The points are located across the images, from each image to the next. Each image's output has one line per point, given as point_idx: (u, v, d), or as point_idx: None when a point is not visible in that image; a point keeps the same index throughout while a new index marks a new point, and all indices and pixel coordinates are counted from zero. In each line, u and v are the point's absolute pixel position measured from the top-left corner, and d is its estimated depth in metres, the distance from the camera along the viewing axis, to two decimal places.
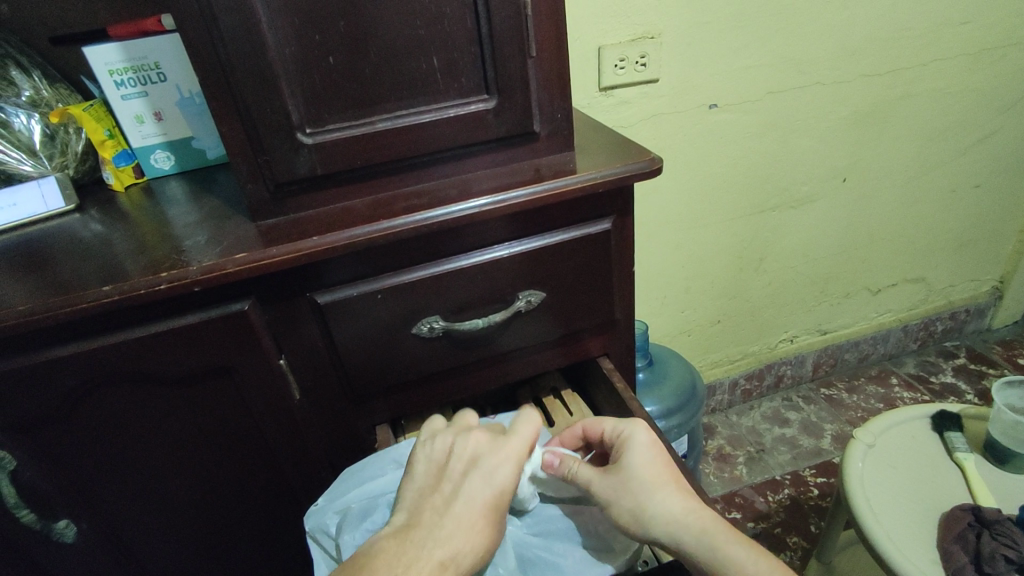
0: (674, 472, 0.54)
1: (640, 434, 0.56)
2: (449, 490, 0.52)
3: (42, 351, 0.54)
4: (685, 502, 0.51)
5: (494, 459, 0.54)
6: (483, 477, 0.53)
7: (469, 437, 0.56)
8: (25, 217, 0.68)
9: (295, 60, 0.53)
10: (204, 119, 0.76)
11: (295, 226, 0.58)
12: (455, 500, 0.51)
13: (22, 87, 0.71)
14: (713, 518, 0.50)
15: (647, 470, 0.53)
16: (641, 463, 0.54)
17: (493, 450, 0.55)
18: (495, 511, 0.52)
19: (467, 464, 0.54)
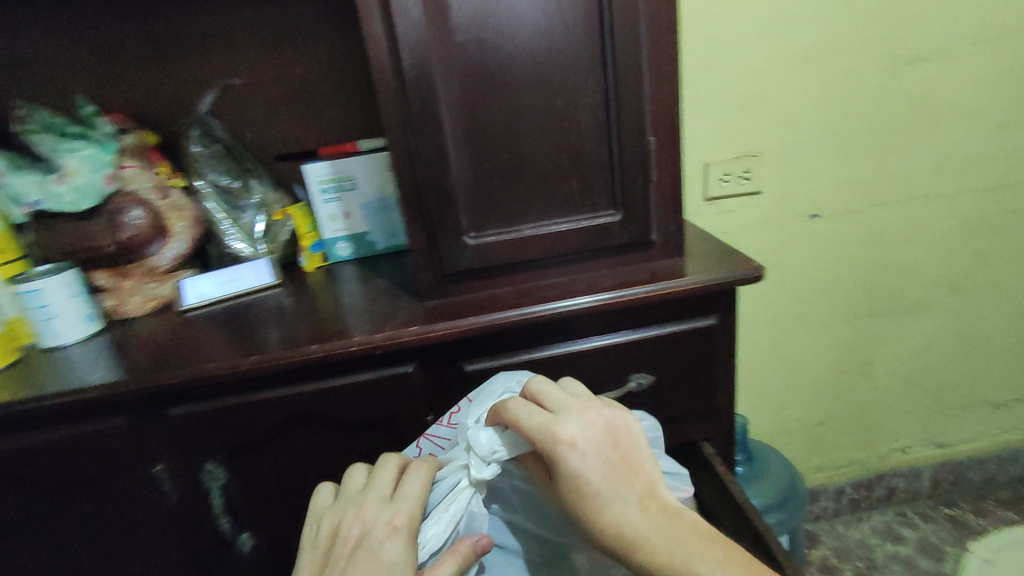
0: (629, 486, 0.47)
1: (571, 459, 0.47)
2: (338, 573, 0.47)
3: (260, 391, 0.70)
4: (646, 523, 0.45)
5: (380, 532, 0.49)
6: (373, 552, 0.47)
7: (358, 504, 0.51)
8: (242, 288, 0.88)
9: (469, 182, 0.69)
10: (381, 219, 0.95)
11: (453, 307, 0.72)
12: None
13: (255, 192, 0.94)
14: (673, 543, 0.44)
15: (595, 492, 0.47)
16: (572, 487, 0.47)
17: (379, 513, 0.50)
18: None
19: (357, 537, 0.49)
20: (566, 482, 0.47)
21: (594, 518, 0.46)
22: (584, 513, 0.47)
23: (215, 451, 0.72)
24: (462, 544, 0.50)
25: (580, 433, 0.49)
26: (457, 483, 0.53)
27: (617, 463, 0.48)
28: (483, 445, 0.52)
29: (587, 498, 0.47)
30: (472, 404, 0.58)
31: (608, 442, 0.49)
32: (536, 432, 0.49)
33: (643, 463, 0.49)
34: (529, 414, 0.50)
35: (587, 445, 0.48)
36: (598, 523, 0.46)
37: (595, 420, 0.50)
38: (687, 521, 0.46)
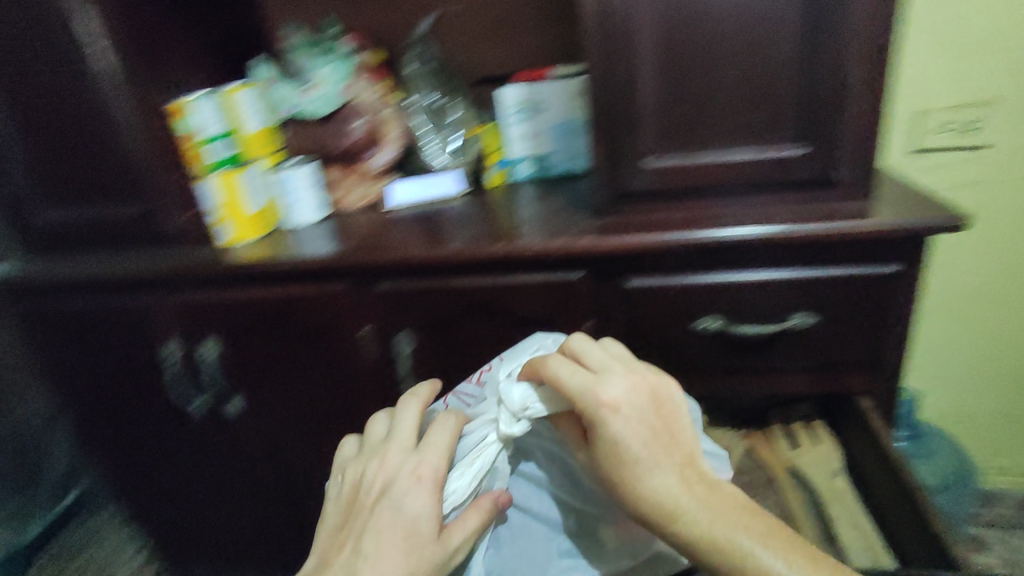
0: (669, 454, 0.50)
1: (614, 423, 0.49)
2: (364, 523, 0.53)
3: (450, 278, 0.81)
4: (684, 491, 0.48)
5: (403, 485, 0.53)
6: (396, 508, 0.52)
7: (381, 457, 0.56)
8: (439, 195, 1.01)
9: (657, 105, 0.72)
10: (562, 144, 1.00)
11: (624, 225, 0.77)
12: (365, 535, 0.52)
13: (455, 110, 1.05)
14: (712, 512, 0.47)
15: (633, 458, 0.49)
16: (613, 451, 0.49)
17: (402, 467, 0.54)
18: (410, 540, 0.51)
19: (382, 489, 0.54)
20: (606, 446, 0.50)
21: (632, 484, 0.49)
22: (620, 480, 0.49)
23: (409, 325, 0.85)
24: (485, 500, 0.54)
25: (621, 397, 0.50)
26: (485, 437, 0.56)
27: (656, 429, 0.50)
28: (512, 404, 0.54)
29: (626, 463, 0.49)
30: (507, 361, 0.61)
31: (651, 410, 0.51)
32: (577, 391, 0.51)
33: (681, 433, 0.51)
34: (567, 372, 0.52)
35: (626, 407, 0.50)
36: (636, 489, 0.48)
37: (638, 384, 0.52)
38: (723, 491, 0.48)
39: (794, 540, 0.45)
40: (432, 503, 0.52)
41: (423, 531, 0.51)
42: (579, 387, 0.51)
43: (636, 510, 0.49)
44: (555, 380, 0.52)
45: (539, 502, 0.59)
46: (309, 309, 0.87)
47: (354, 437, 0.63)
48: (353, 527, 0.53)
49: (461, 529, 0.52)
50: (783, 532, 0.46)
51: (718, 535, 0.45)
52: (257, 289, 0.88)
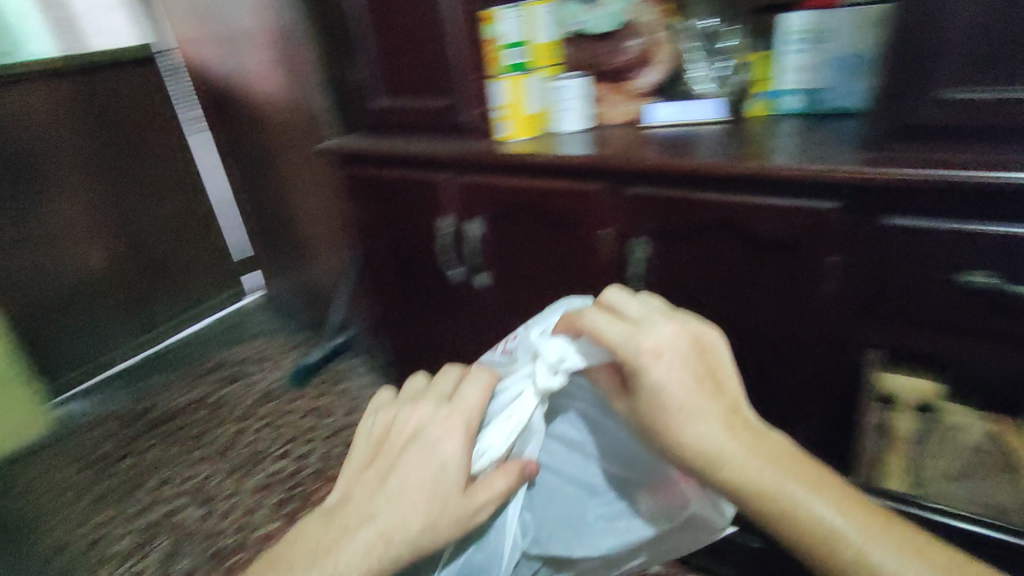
0: (723, 411, 0.45)
1: (656, 368, 0.46)
2: (385, 468, 0.49)
3: (696, 192, 0.86)
4: (734, 443, 0.43)
5: (437, 430, 0.50)
6: (427, 452, 0.48)
7: (415, 403, 0.53)
8: (698, 118, 1.03)
9: (972, 28, 0.65)
10: (844, 78, 0.94)
11: (898, 160, 0.73)
12: (390, 478, 0.48)
13: (729, 39, 1.08)
14: (769, 468, 0.41)
15: (677, 407, 0.45)
16: (655, 397, 0.46)
17: (433, 414, 0.51)
18: (435, 488, 0.47)
19: (397, 441, 0.51)
20: (647, 390, 0.46)
21: (675, 437, 0.45)
22: (663, 429, 0.46)
23: (649, 232, 0.93)
24: (516, 464, 0.52)
25: (664, 341, 0.47)
26: (520, 392, 0.54)
27: (700, 377, 0.46)
28: (547, 361, 0.52)
29: (668, 415, 0.46)
30: (534, 324, 0.60)
31: (694, 357, 0.47)
32: (617, 341, 0.47)
33: (727, 385, 0.47)
34: (603, 322, 0.49)
35: (665, 352, 0.47)
36: (680, 442, 0.45)
37: (682, 329, 0.48)
38: (775, 441, 0.44)
39: (858, 498, 0.40)
40: (466, 453, 0.49)
41: (451, 482, 0.48)
42: (615, 337, 0.47)
43: (686, 463, 0.45)
44: (591, 331, 0.49)
45: (575, 465, 0.61)
46: (562, 204, 0.99)
47: (390, 388, 0.59)
48: (369, 473, 0.50)
49: (489, 487, 0.49)
50: (849, 491, 0.41)
51: (776, 491, 0.40)
52: (522, 179, 1.02)
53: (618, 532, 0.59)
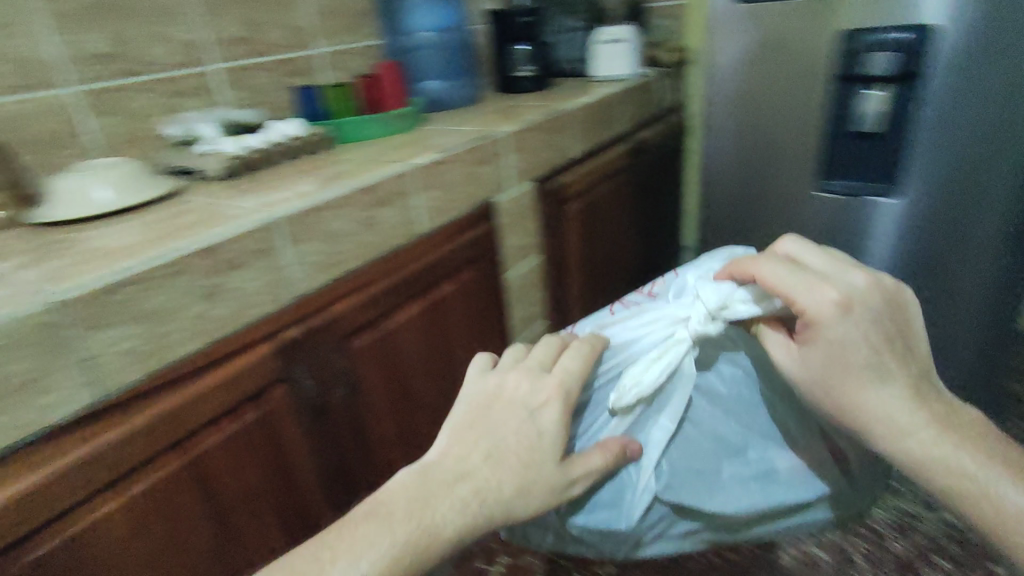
0: (853, 327, 0.49)
1: (838, 330, 0.49)
2: (480, 417, 0.51)
3: None
4: (910, 411, 0.49)
5: (531, 400, 0.52)
6: (525, 415, 0.51)
7: (508, 372, 0.54)
8: None
9: None
10: None
11: None
12: (484, 433, 0.50)
13: None
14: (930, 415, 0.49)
15: (854, 366, 0.49)
16: (852, 351, 0.49)
17: (535, 392, 0.52)
18: (526, 454, 0.49)
19: (530, 412, 0.51)
20: (817, 343, 0.50)
21: (863, 396, 0.49)
22: (847, 383, 0.50)
23: None
24: (614, 443, 0.52)
25: (857, 296, 0.50)
26: (672, 336, 0.53)
27: (885, 334, 0.50)
28: (679, 309, 0.54)
29: (838, 362, 0.49)
30: (694, 266, 0.60)
31: (885, 320, 0.50)
32: (797, 291, 0.49)
33: (895, 330, 0.50)
34: (782, 274, 0.50)
35: (851, 308, 0.49)
36: (863, 398, 0.49)
37: (868, 291, 0.50)
38: (961, 419, 0.50)
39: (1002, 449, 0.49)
40: (557, 396, 0.52)
41: (543, 448, 0.50)
42: (807, 293, 0.49)
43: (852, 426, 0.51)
44: (756, 276, 0.51)
45: (720, 419, 0.55)
46: None
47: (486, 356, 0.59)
48: (463, 438, 0.50)
49: (585, 463, 0.50)
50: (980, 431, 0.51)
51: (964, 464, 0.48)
52: None
53: (758, 492, 0.52)
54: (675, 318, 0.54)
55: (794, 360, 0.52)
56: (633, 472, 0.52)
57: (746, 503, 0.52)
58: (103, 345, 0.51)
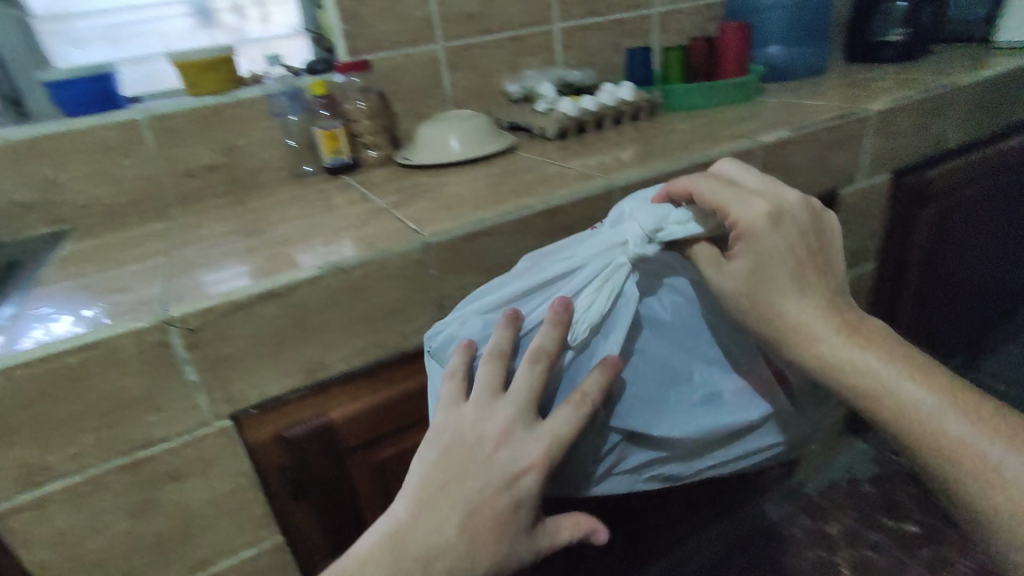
0: (784, 233, 0.45)
1: (767, 240, 0.45)
2: (445, 478, 0.40)
3: None
4: (829, 322, 0.45)
5: (511, 462, 0.40)
6: (500, 485, 0.39)
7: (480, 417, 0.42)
8: None
9: None
10: None
11: None
12: (460, 503, 0.39)
13: None
14: (849, 329, 0.44)
15: (784, 278, 0.45)
16: (778, 264, 0.45)
17: (515, 453, 0.40)
18: (502, 529, 0.39)
19: (507, 480, 0.39)
20: (747, 256, 0.46)
21: (781, 301, 0.45)
22: (771, 293, 0.46)
23: None
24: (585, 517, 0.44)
25: (781, 207, 0.46)
26: (613, 266, 0.47)
27: (808, 247, 0.46)
28: (613, 234, 0.48)
29: (762, 273, 0.46)
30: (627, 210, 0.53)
31: (814, 238, 0.46)
32: (726, 200, 0.46)
33: (814, 237, 0.46)
34: (717, 187, 0.47)
35: (783, 223, 0.45)
36: (781, 304, 0.45)
37: (796, 213, 0.46)
38: (874, 328, 0.45)
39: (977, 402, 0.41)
40: (538, 460, 0.40)
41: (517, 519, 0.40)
42: (745, 208, 0.45)
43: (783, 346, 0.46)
44: (690, 193, 0.47)
45: (665, 343, 0.51)
46: None
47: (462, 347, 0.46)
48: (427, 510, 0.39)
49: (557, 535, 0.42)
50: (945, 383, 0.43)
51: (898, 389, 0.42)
52: None
53: (705, 416, 0.50)
54: (607, 243, 0.48)
55: (714, 270, 0.48)
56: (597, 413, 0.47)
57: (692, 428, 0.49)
58: (455, 289, 0.55)
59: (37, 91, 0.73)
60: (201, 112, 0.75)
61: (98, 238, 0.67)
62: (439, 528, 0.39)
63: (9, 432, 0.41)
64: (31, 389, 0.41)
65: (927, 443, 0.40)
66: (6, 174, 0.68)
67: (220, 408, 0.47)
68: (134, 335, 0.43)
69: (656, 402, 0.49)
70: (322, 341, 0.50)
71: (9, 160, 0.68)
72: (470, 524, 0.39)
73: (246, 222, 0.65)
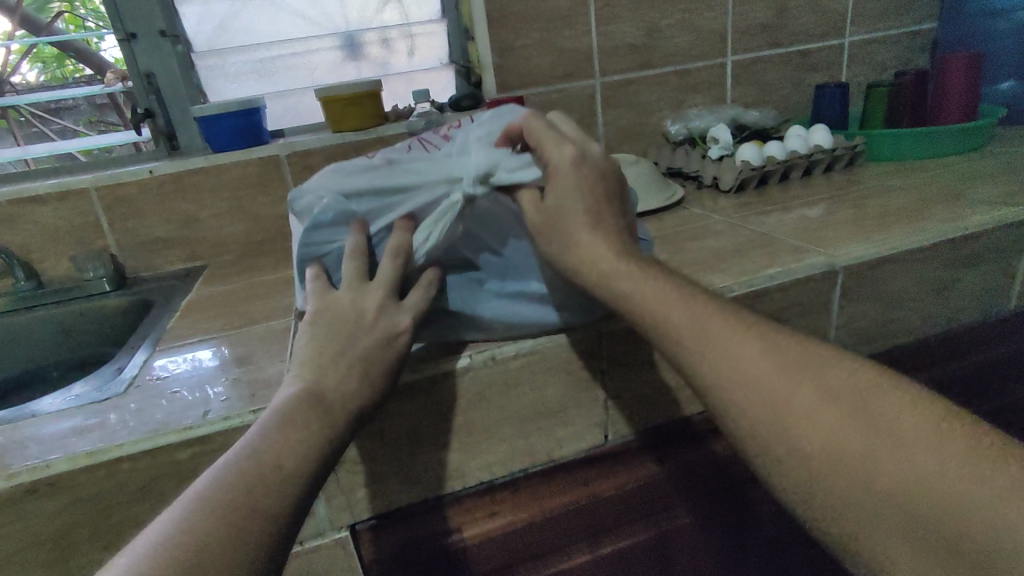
0: (587, 170, 0.37)
1: (587, 197, 0.37)
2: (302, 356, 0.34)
3: None
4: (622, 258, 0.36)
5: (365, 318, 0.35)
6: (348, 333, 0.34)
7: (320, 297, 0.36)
8: None
9: None
10: None
11: None
12: (328, 362, 0.33)
13: None
14: (643, 275, 0.36)
15: (584, 223, 0.37)
16: (586, 216, 0.37)
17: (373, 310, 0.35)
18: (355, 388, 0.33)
19: (387, 339, 0.35)
20: (555, 203, 0.37)
21: (578, 239, 0.37)
22: (566, 228, 0.37)
23: None
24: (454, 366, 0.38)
25: (599, 160, 0.38)
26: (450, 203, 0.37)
27: (596, 205, 0.38)
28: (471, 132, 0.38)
29: (575, 210, 0.37)
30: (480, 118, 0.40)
31: (613, 190, 0.38)
32: (542, 139, 0.37)
33: (617, 185, 0.39)
34: (541, 128, 0.38)
35: (582, 166, 0.37)
36: (576, 247, 0.37)
37: (595, 156, 0.39)
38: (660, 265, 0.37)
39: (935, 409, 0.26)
40: (389, 310, 0.36)
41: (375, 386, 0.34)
42: (548, 134, 0.38)
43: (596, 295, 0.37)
44: (522, 130, 0.38)
45: (485, 233, 0.39)
46: None
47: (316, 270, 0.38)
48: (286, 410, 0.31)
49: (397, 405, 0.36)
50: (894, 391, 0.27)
51: (716, 344, 0.32)
52: None
53: (524, 306, 0.40)
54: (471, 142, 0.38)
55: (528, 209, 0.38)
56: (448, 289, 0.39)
57: (512, 319, 0.40)
58: (624, 387, 0.44)
59: (189, 126, 0.72)
60: (341, 150, 0.70)
61: (229, 280, 0.63)
62: (322, 381, 0.33)
63: (106, 534, 0.35)
64: (134, 486, 0.34)
65: (759, 394, 0.30)
66: (153, 209, 0.67)
67: (337, 518, 0.39)
68: (249, 430, 0.35)
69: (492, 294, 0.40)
70: (464, 444, 0.40)
71: (156, 196, 0.66)
72: (344, 392, 0.33)
73: None
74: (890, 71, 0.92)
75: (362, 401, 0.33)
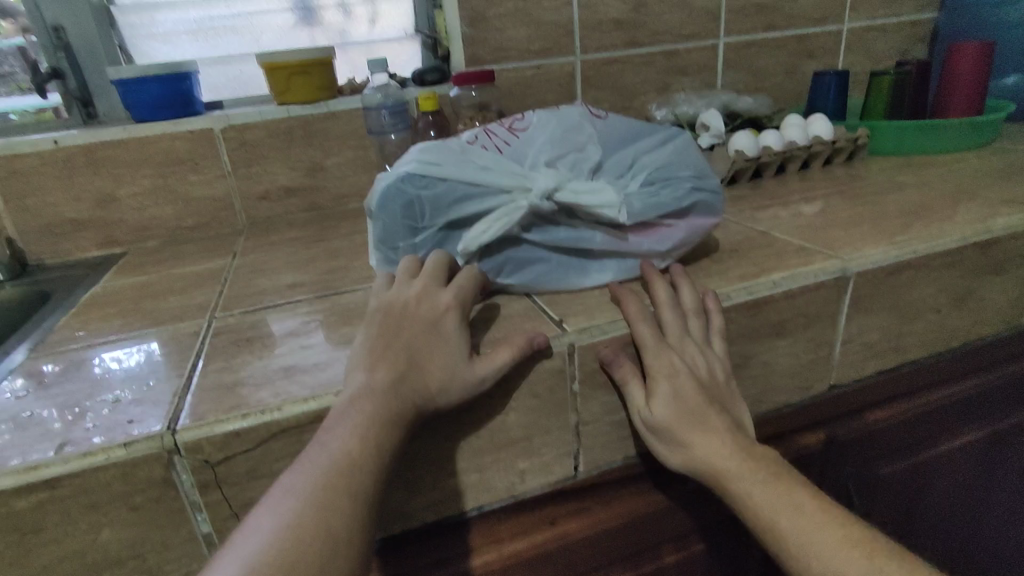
0: (693, 380, 0.33)
1: (688, 400, 0.33)
2: (368, 336, 0.32)
3: None
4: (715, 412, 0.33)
5: (417, 307, 0.32)
6: (391, 326, 0.32)
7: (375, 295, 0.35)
8: None
9: None
10: None
11: None
12: (378, 359, 0.31)
13: None
14: (741, 469, 0.32)
15: (692, 435, 0.33)
16: (698, 429, 0.33)
17: (423, 301, 0.33)
18: (409, 376, 0.30)
19: (431, 326, 0.32)
20: (658, 406, 0.33)
21: (690, 443, 0.32)
22: (675, 432, 0.33)
23: None
24: (521, 340, 0.32)
25: (694, 358, 0.34)
26: (510, 209, 0.35)
27: (699, 403, 0.33)
28: (556, 145, 0.36)
29: (687, 419, 0.33)
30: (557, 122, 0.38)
31: (715, 390, 0.34)
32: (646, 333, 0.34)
33: (727, 390, 0.35)
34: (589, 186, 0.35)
35: (686, 370, 0.34)
36: (690, 450, 0.33)
37: (704, 354, 0.35)
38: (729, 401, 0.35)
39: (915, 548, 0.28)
40: (441, 301, 0.33)
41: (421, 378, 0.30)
42: (653, 332, 0.34)
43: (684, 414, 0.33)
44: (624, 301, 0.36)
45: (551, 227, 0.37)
46: None
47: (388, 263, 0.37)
48: (350, 410, 0.28)
49: (451, 393, 0.30)
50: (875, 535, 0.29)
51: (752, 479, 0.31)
52: None
53: (568, 271, 0.39)
54: (548, 156, 0.36)
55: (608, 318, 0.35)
56: (496, 259, 0.38)
57: (553, 282, 0.38)
58: (602, 411, 0.36)
59: (108, 92, 0.63)
60: (285, 125, 0.61)
61: (146, 270, 0.54)
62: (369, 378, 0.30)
63: None
64: None
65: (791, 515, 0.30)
66: (59, 186, 0.57)
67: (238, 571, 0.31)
68: (117, 470, 0.27)
69: (539, 266, 0.38)
70: (405, 481, 0.32)
71: (62, 170, 0.57)
72: (395, 378, 0.30)
73: (319, 268, 0.50)
74: (887, 62, 0.87)
75: (401, 387, 0.29)
